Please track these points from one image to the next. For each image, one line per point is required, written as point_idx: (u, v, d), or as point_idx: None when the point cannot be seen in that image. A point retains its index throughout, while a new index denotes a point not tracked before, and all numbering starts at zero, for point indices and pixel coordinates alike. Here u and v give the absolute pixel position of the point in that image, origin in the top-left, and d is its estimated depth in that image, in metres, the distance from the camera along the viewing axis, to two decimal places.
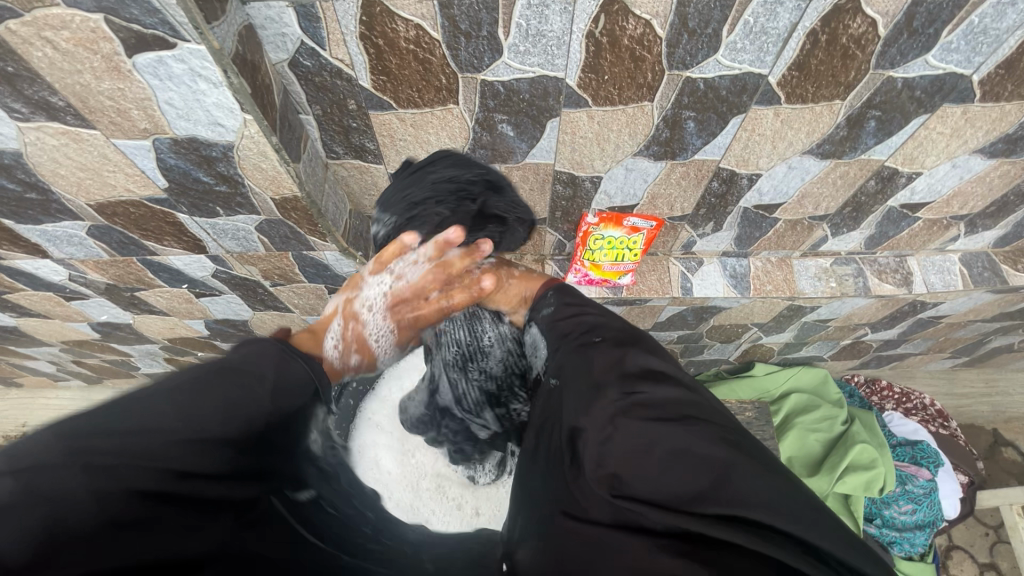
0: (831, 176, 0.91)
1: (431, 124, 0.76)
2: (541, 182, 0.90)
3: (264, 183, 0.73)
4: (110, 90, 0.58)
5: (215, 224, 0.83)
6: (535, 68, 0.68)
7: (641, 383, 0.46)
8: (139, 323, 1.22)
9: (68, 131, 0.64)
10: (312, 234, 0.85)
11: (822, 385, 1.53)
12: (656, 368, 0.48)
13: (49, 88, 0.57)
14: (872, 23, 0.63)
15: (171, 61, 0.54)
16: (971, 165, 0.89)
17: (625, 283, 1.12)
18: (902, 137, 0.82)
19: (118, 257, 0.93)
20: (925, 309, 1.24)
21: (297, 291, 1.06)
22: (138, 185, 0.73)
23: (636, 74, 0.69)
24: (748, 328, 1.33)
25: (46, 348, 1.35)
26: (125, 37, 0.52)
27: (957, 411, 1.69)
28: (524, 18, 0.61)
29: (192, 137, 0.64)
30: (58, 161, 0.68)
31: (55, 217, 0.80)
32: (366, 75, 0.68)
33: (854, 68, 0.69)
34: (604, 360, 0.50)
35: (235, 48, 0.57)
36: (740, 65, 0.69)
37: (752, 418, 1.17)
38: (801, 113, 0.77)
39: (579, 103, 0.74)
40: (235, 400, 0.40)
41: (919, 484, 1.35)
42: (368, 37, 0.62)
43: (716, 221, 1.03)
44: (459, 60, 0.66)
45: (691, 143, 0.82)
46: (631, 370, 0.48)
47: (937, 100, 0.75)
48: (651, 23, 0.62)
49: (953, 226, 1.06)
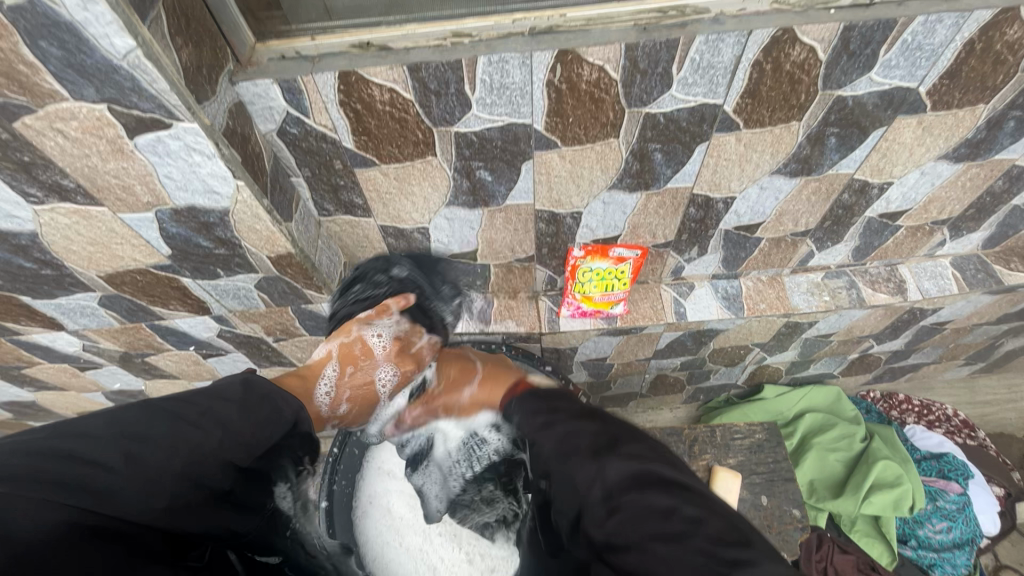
0: (804, 193, 0.94)
1: (413, 176, 0.81)
2: (524, 222, 0.94)
3: (258, 242, 0.77)
4: (114, 169, 0.64)
5: (217, 285, 0.88)
6: (503, 117, 0.73)
7: (623, 497, 0.48)
8: (150, 389, 1.25)
9: (78, 210, 0.69)
10: (309, 288, 0.89)
11: (835, 402, 1.50)
12: (635, 470, 0.50)
13: (61, 173, 0.63)
14: (811, 50, 0.68)
15: (168, 139, 0.60)
16: (939, 170, 0.91)
17: (618, 312, 1.13)
18: (865, 150, 0.85)
19: (128, 325, 0.97)
20: (926, 316, 1.23)
21: (300, 345, 1.09)
22: (144, 254, 0.78)
23: (598, 114, 0.74)
24: (750, 349, 1.32)
25: (63, 421, 1.39)
26: (127, 122, 0.58)
27: (983, 420, 1.63)
28: (486, 73, 0.67)
29: (191, 206, 0.70)
30: (70, 238, 0.74)
31: (68, 290, 0.86)
32: (349, 137, 0.73)
33: (803, 91, 0.73)
34: (578, 468, 0.53)
35: (225, 123, 0.63)
36: (695, 97, 0.73)
37: (762, 440, 1.14)
38: (762, 136, 0.80)
39: (549, 145, 0.78)
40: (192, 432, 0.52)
41: (950, 499, 1.31)
42: (347, 103, 0.68)
43: (700, 245, 1.05)
44: (432, 116, 0.71)
45: (662, 172, 0.86)
46: (613, 485, 0.50)
47: (892, 112, 0.79)
48: (604, 68, 0.68)
49: (937, 231, 1.07)
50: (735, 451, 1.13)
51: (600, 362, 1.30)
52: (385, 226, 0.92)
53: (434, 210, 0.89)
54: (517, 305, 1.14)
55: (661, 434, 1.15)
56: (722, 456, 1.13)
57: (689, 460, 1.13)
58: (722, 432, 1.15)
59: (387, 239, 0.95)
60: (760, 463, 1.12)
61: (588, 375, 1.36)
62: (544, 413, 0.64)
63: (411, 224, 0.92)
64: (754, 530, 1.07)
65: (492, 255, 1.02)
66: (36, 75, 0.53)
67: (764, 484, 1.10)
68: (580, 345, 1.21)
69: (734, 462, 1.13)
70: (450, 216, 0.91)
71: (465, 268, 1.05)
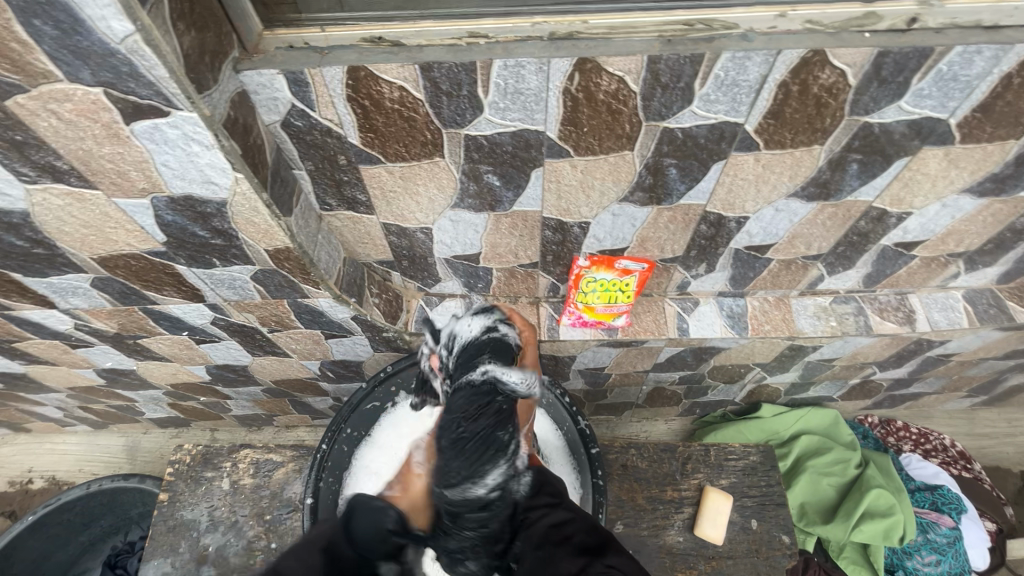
0: (819, 217, 0.91)
1: (419, 176, 0.79)
2: (530, 228, 0.92)
3: (256, 235, 0.75)
4: (110, 154, 0.61)
5: (212, 274, 0.86)
6: (516, 122, 0.70)
7: None
8: (142, 369, 1.24)
9: (71, 192, 0.67)
10: (306, 283, 0.87)
11: (833, 425, 1.47)
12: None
13: (54, 154, 0.61)
14: (841, 74, 0.65)
15: (166, 127, 0.58)
16: (961, 204, 0.89)
17: (619, 324, 1.11)
18: (887, 179, 0.83)
19: (121, 307, 0.95)
20: (933, 347, 1.21)
21: (295, 337, 1.07)
22: (138, 240, 0.76)
23: (614, 126, 0.71)
24: (750, 368, 1.30)
25: (54, 394, 1.38)
26: (123, 107, 0.56)
27: (980, 452, 1.61)
28: (501, 77, 0.64)
29: (187, 195, 0.68)
30: (63, 219, 0.72)
31: (61, 270, 0.84)
32: (355, 133, 0.70)
33: (828, 115, 0.71)
34: (569, 564, 0.70)
35: (226, 113, 0.61)
36: (716, 115, 0.70)
37: (757, 463, 1.13)
38: (781, 158, 0.78)
39: (562, 153, 0.76)
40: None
41: (941, 533, 1.30)
42: (354, 99, 0.66)
43: (708, 262, 1.02)
44: (442, 117, 0.69)
45: (675, 188, 0.83)
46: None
47: (918, 142, 0.76)
48: (624, 79, 0.65)
49: (952, 263, 1.04)
50: (728, 472, 1.12)
51: (597, 371, 1.29)
52: (387, 224, 0.89)
53: (438, 211, 0.87)
54: (517, 310, 1.12)
55: (654, 449, 1.13)
56: (715, 476, 1.12)
57: (680, 478, 1.12)
58: (716, 452, 1.13)
59: (389, 236, 0.93)
60: (753, 485, 1.11)
61: (584, 383, 1.35)
62: (546, 494, 0.81)
63: (414, 224, 0.90)
64: (742, 553, 1.06)
65: (496, 259, 1.00)
66: (29, 54, 0.50)
67: (755, 508, 1.09)
68: (578, 354, 1.20)
69: (727, 483, 1.11)
70: (455, 218, 0.89)
71: (467, 270, 1.03)
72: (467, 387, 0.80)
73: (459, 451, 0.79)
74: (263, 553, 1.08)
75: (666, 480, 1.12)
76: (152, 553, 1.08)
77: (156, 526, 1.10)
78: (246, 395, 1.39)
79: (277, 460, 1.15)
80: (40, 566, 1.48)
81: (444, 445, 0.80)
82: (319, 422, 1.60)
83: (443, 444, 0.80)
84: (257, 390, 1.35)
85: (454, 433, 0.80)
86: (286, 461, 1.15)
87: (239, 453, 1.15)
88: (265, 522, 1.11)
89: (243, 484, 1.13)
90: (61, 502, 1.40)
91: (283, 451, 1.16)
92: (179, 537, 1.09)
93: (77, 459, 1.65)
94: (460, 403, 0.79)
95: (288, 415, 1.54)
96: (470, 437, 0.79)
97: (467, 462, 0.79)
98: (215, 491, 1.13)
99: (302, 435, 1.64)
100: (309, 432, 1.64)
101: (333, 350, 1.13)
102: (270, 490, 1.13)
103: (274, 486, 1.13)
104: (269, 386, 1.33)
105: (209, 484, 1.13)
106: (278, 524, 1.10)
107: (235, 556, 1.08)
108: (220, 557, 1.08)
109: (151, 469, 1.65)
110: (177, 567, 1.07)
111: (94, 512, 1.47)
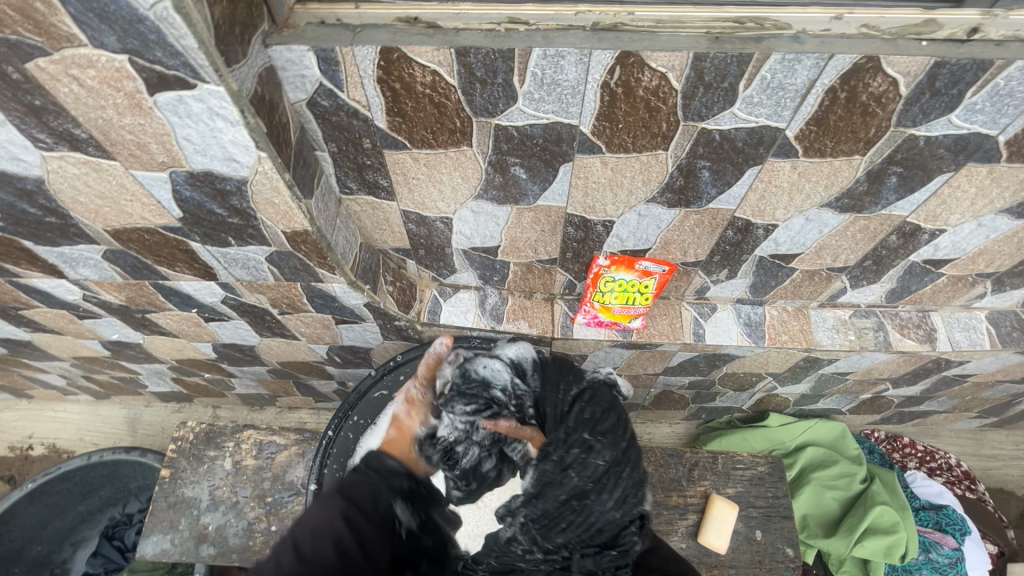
0: (850, 229, 0.89)
1: (444, 164, 0.77)
2: (553, 224, 0.90)
3: (274, 216, 0.73)
4: (130, 124, 0.59)
5: (226, 253, 0.84)
6: (549, 115, 0.68)
7: None
8: (148, 343, 1.22)
9: (88, 161, 0.65)
10: (321, 267, 0.86)
11: (840, 438, 1.45)
12: None
13: (73, 121, 0.59)
14: (893, 82, 0.62)
15: (190, 101, 0.56)
16: (997, 224, 0.86)
17: (635, 326, 1.09)
18: (925, 194, 0.80)
19: (131, 281, 0.94)
20: (950, 367, 1.19)
21: (305, 320, 1.06)
22: (154, 214, 0.75)
23: (651, 123, 0.69)
24: (762, 376, 1.28)
25: (58, 362, 1.37)
26: (148, 77, 0.53)
27: (985, 473, 1.60)
28: (539, 67, 0.62)
29: (208, 171, 0.66)
30: (77, 188, 0.70)
31: (72, 240, 0.82)
32: (383, 116, 0.68)
33: (874, 125, 0.68)
34: None
35: (253, 89, 0.58)
36: (757, 118, 0.68)
37: (764, 474, 1.11)
38: (819, 167, 0.75)
39: (593, 149, 0.73)
40: (297, 530, 0.62)
41: (944, 553, 1.29)
42: (385, 81, 0.63)
43: (730, 268, 1.00)
44: (474, 105, 0.66)
45: (705, 192, 0.81)
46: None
47: (962, 158, 0.73)
48: (666, 76, 0.62)
49: (979, 283, 1.02)
50: (735, 481, 1.11)
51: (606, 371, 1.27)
52: (407, 211, 0.87)
53: (461, 201, 0.85)
54: (531, 305, 1.10)
55: (661, 454, 1.12)
56: (721, 484, 1.10)
57: (686, 484, 1.11)
58: (724, 460, 1.12)
59: (407, 224, 0.91)
60: (759, 496, 1.10)
61: None
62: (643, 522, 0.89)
63: (434, 213, 0.88)
64: (744, 563, 1.05)
65: (514, 253, 0.97)
66: (53, 16, 0.48)
67: (760, 519, 1.08)
68: (590, 353, 1.18)
69: (733, 492, 1.10)
70: (477, 209, 0.87)
71: (484, 262, 1.01)
72: (601, 390, 0.91)
73: (631, 456, 0.83)
74: (262, 535, 1.08)
75: (672, 486, 1.10)
76: (152, 529, 1.08)
77: (157, 501, 1.10)
78: (251, 374, 1.38)
79: (280, 443, 1.14)
80: (38, 532, 1.48)
81: (617, 456, 0.82)
82: (322, 405, 1.59)
83: (618, 453, 0.82)
84: (262, 370, 1.34)
85: (622, 438, 0.84)
86: (289, 445, 1.14)
87: (242, 434, 1.14)
88: (265, 504, 1.10)
89: (245, 464, 1.13)
90: (62, 471, 1.39)
91: (287, 434, 1.15)
92: (180, 514, 1.09)
93: (78, 428, 1.65)
94: (602, 401, 0.88)
95: (292, 397, 1.53)
96: (632, 442, 0.85)
97: (638, 463, 0.83)
98: (217, 471, 1.12)
99: (304, 417, 1.63)
100: (312, 414, 1.63)
101: (343, 336, 1.11)
102: (272, 473, 1.12)
103: (276, 469, 1.12)
104: (275, 367, 1.31)
105: (211, 463, 1.12)
106: (279, 507, 1.10)
107: (234, 536, 1.07)
108: (219, 537, 1.07)
109: (152, 442, 1.64)
110: (176, 544, 1.06)
111: (94, 483, 1.47)
